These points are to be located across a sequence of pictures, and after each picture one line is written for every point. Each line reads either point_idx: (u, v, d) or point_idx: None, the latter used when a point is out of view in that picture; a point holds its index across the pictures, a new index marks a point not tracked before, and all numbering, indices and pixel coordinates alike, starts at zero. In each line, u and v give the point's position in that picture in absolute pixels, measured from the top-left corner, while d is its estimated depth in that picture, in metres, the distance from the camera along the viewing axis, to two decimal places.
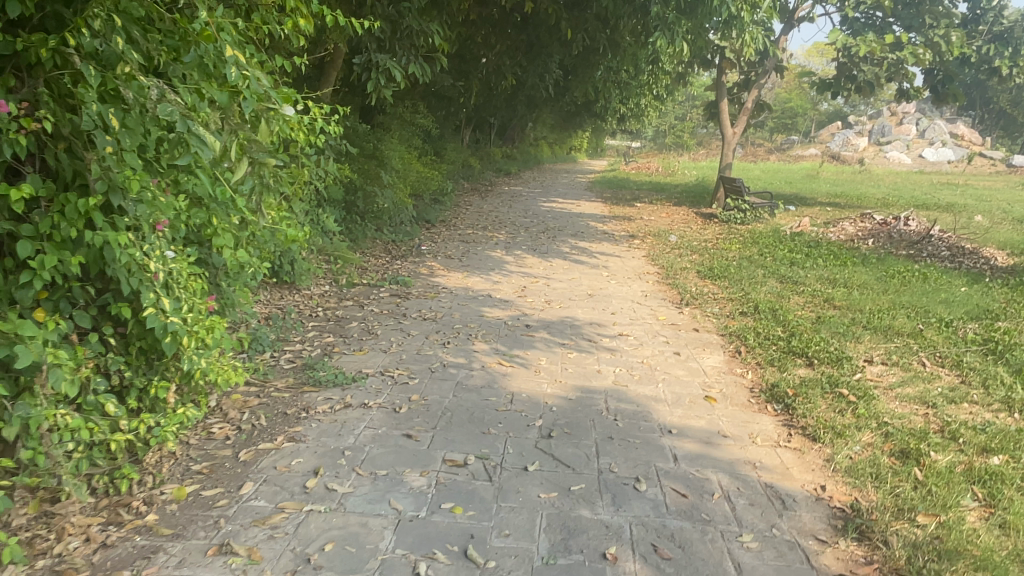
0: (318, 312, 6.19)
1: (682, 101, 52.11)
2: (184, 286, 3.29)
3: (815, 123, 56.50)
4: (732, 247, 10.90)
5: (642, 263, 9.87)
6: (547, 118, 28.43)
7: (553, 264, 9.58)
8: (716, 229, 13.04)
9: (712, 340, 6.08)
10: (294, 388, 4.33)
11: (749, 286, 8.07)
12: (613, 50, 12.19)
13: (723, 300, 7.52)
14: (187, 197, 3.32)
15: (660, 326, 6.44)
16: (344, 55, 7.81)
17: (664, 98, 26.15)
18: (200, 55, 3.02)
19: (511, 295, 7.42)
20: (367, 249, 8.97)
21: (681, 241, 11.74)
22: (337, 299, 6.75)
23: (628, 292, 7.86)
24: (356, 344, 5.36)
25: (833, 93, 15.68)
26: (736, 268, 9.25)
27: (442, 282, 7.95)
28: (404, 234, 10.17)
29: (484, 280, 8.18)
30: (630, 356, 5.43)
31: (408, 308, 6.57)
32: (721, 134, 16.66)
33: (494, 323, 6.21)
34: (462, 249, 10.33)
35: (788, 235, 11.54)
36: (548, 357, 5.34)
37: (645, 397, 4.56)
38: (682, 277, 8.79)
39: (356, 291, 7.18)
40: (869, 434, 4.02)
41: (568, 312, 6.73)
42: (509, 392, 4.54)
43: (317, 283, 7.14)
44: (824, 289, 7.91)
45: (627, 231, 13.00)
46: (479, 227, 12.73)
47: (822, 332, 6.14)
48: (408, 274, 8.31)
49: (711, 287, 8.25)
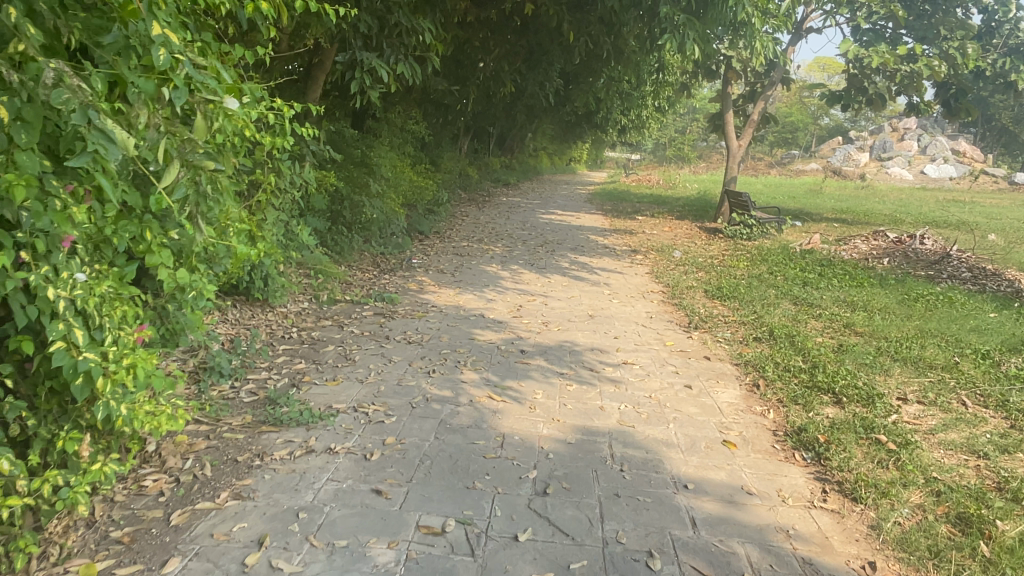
0: (291, 334, 5.62)
1: (682, 114, 51.83)
2: (107, 312, 2.75)
3: (816, 138, 56.23)
4: (740, 265, 10.36)
5: (646, 281, 9.31)
6: (547, 128, 27.98)
7: (551, 280, 9.03)
8: (721, 245, 12.51)
9: (726, 370, 5.52)
10: (250, 428, 3.75)
11: (762, 308, 7.52)
12: (617, 58, 11.70)
13: (735, 323, 6.96)
14: (112, 206, 2.76)
15: (667, 352, 5.87)
16: (331, 55, 7.32)
17: (666, 110, 25.70)
18: (126, 36, 2.49)
19: (506, 315, 6.86)
20: (352, 262, 8.42)
21: (685, 257, 11.22)
22: (315, 319, 6.17)
23: (631, 313, 7.29)
24: (330, 373, 4.77)
25: (842, 106, 15.21)
26: (746, 287, 8.69)
27: (432, 299, 7.38)
28: (394, 246, 9.61)
29: (477, 298, 7.62)
30: (637, 390, 4.85)
31: (392, 329, 5.99)
32: (727, 146, 16.17)
33: (485, 349, 5.63)
34: (455, 263, 9.77)
35: (799, 253, 11.00)
36: (545, 390, 4.76)
37: (655, 441, 3.98)
38: (688, 297, 8.24)
39: (337, 309, 6.61)
40: (918, 493, 3.47)
41: (566, 336, 6.16)
42: (499, 433, 3.95)
43: (294, 300, 6.57)
44: (842, 313, 7.36)
45: (629, 246, 12.45)
46: (474, 239, 12.18)
47: (847, 362, 5.58)
48: (396, 289, 7.75)
49: (721, 308, 7.69)
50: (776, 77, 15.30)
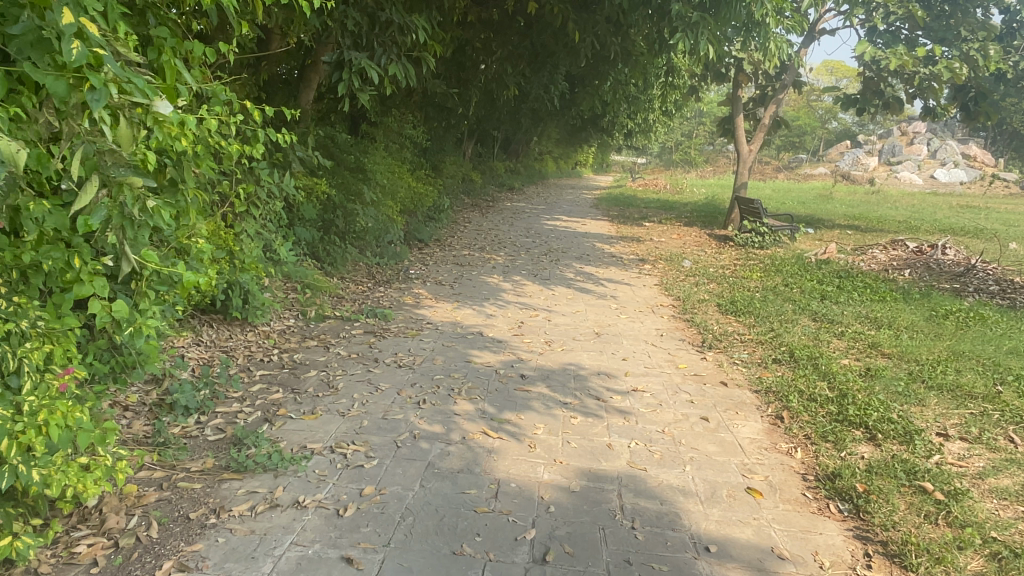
0: (271, 356, 5.17)
1: (689, 117, 51.30)
2: (23, 357, 2.30)
3: (825, 141, 55.65)
4: (753, 275, 9.89)
5: (655, 293, 8.84)
6: (551, 131, 27.51)
7: (555, 293, 8.59)
8: (732, 254, 12.03)
9: (746, 398, 5.06)
10: (209, 475, 3.30)
11: (780, 326, 7.02)
12: (623, 60, 11.22)
13: (752, 343, 6.47)
14: (29, 231, 2.33)
15: (680, 377, 5.38)
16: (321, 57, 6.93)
17: (674, 113, 25.21)
18: (38, 26, 2.05)
19: (506, 333, 6.39)
20: (346, 274, 7.99)
21: (696, 267, 10.75)
22: (300, 338, 5.72)
23: (640, 330, 6.81)
24: (309, 405, 4.31)
25: (857, 111, 14.69)
26: (762, 302, 8.19)
27: (427, 315, 6.93)
28: (391, 256, 9.16)
29: (476, 313, 7.16)
30: (649, 424, 4.37)
31: (381, 351, 5.53)
32: (737, 151, 15.68)
33: (482, 374, 5.16)
34: (454, 273, 9.31)
35: (814, 263, 10.53)
36: (546, 423, 4.31)
37: (671, 489, 3.52)
38: (701, 311, 7.78)
39: (325, 327, 6.16)
40: (977, 559, 3.01)
41: (570, 358, 5.68)
42: (493, 480, 3.49)
43: (279, 317, 6.13)
44: (866, 331, 6.86)
45: (637, 255, 11.97)
46: (476, 248, 11.73)
47: (879, 391, 5.09)
48: (390, 304, 7.32)
49: (736, 325, 7.20)
50: (788, 80, 14.78)
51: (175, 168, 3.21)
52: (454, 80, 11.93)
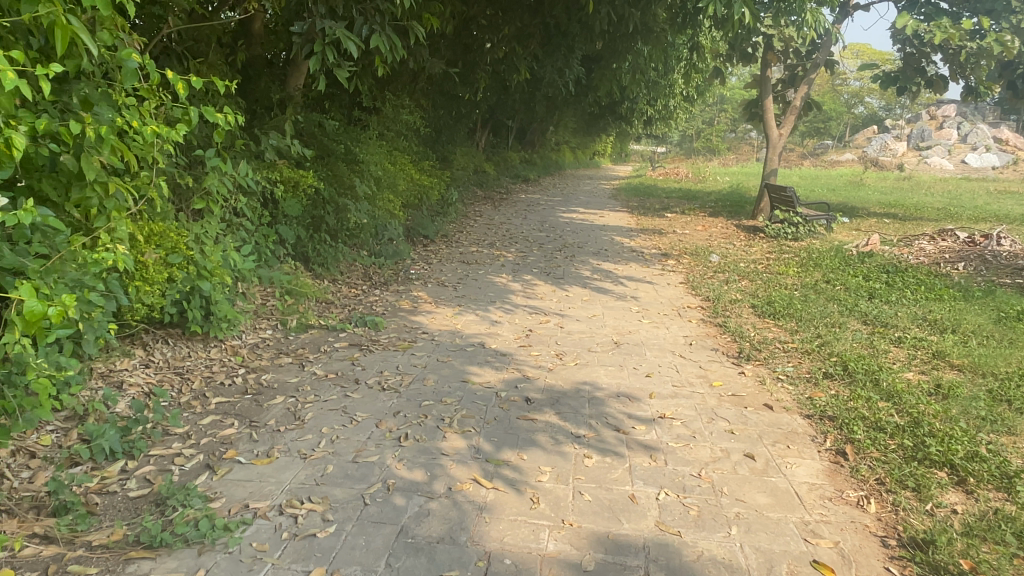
0: (234, 378, 4.41)
1: (711, 105, 49.85)
2: None
3: (851, 128, 53.93)
4: (788, 271, 8.98)
5: (681, 294, 7.97)
6: (568, 120, 26.56)
7: (570, 294, 7.79)
8: (763, 247, 11.12)
9: (797, 425, 4.22)
10: (112, 555, 2.56)
11: (827, 333, 6.13)
12: (642, 37, 10.35)
13: (796, 356, 5.59)
14: None
15: (716, 399, 4.54)
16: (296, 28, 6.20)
17: (694, 99, 24.15)
18: None
19: (511, 345, 5.58)
20: (338, 276, 7.26)
21: (724, 261, 9.87)
22: (272, 354, 4.95)
23: (666, 339, 5.97)
24: (265, 444, 3.53)
25: (897, 90, 13.56)
26: (803, 302, 7.29)
27: (424, 323, 6.14)
28: (390, 255, 8.40)
29: (479, 320, 6.35)
30: (681, 466, 3.54)
31: (365, 369, 4.73)
32: (765, 136, 14.67)
33: (482, 398, 4.35)
34: (460, 273, 8.51)
35: (856, 256, 9.61)
36: (555, 464, 3.50)
37: (715, 565, 2.71)
38: (734, 314, 6.93)
39: (305, 340, 5.39)
40: None
41: (585, 376, 4.84)
42: (484, 553, 2.70)
43: (253, 329, 5.37)
44: (928, 338, 5.96)
45: (659, 249, 11.10)
46: (485, 243, 10.93)
47: (958, 416, 4.22)
48: (385, 309, 6.56)
49: (775, 331, 6.34)
50: (819, 59, 13.72)
51: (69, 159, 2.83)
52: (460, 63, 11.12)
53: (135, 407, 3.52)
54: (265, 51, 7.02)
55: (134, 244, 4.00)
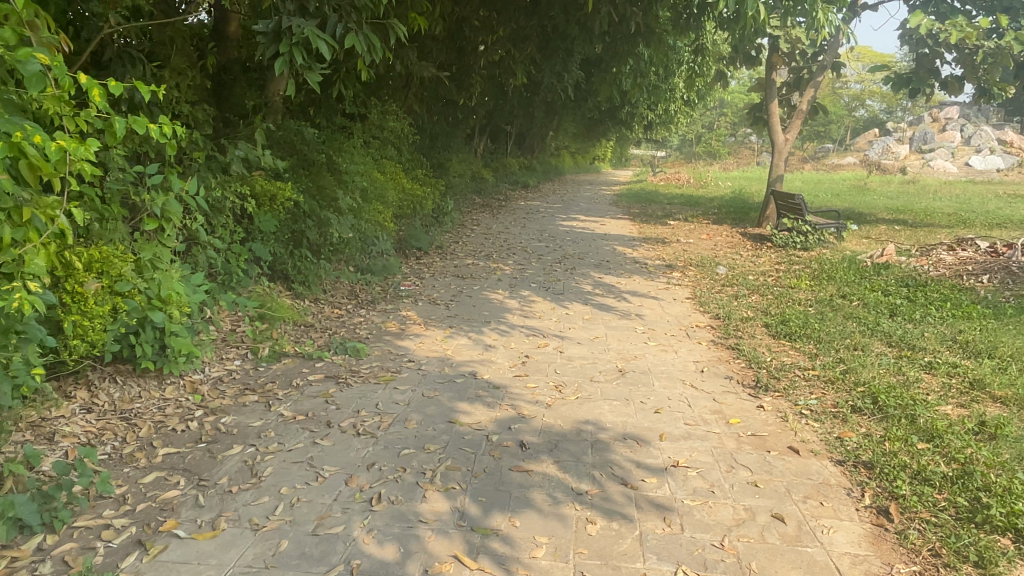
0: (188, 423, 3.89)
1: (711, 109, 49.33)
2: None
3: (852, 131, 53.47)
4: (802, 284, 8.47)
5: (689, 311, 7.45)
6: (567, 125, 26.09)
7: (570, 311, 7.28)
8: (771, 257, 10.61)
9: (829, 474, 3.70)
10: None
11: (851, 358, 5.60)
12: (644, 39, 9.86)
13: (820, 386, 5.07)
14: None
15: (735, 442, 4.01)
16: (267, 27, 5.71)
17: (695, 103, 23.66)
18: None
19: (505, 374, 5.05)
20: (320, 296, 6.76)
21: (732, 274, 9.36)
22: (237, 391, 4.43)
23: (675, 366, 5.45)
24: (212, 510, 3.03)
25: (910, 92, 12.97)
26: (820, 321, 6.77)
27: (410, 348, 5.61)
28: (379, 270, 7.89)
29: (472, 345, 5.82)
30: (698, 533, 3.02)
31: (339, 408, 4.21)
32: (771, 140, 14.16)
33: (470, 443, 3.83)
34: (453, 289, 8.00)
35: (872, 268, 9.10)
36: (551, 532, 2.98)
37: None
38: (747, 334, 6.42)
39: (277, 372, 4.87)
40: None
41: (586, 413, 4.32)
42: None
43: (219, 361, 4.85)
44: (962, 364, 5.44)
45: (663, 260, 10.60)
46: (482, 255, 10.43)
47: (1014, 464, 3.71)
48: (370, 332, 6.05)
49: (793, 354, 5.83)
50: (827, 61, 13.18)
51: None
52: (454, 66, 10.63)
53: (58, 469, 2.94)
54: (239, 54, 6.52)
55: (70, 274, 3.53)
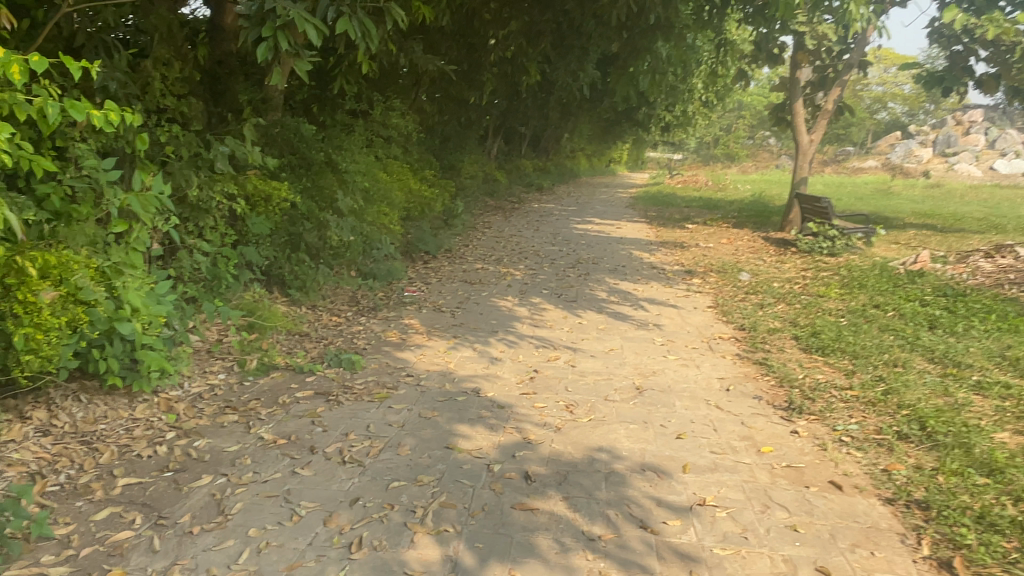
0: (156, 447, 3.50)
1: (730, 111, 48.61)
2: None
3: (873, 134, 52.52)
4: (831, 293, 7.97)
5: (710, 321, 6.97)
6: (583, 126, 25.65)
7: (584, 320, 6.85)
8: (796, 263, 10.10)
9: (879, 516, 3.25)
10: None
11: (892, 377, 5.11)
12: (664, 34, 9.42)
13: (860, 408, 4.59)
14: None
15: (768, 475, 3.56)
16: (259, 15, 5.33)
17: (713, 104, 23.12)
18: None
19: (511, 392, 4.61)
20: (318, 303, 6.38)
21: (755, 280, 8.87)
22: (215, 410, 4.04)
23: (697, 383, 5.00)
24: (167, 557, 2.64)
25: (943, 91, 12.35)
26: (854, 334, 6.27)
27: (410, 361, 5.19)
28: (384, 275, 7.52)
29: (476, 357, 5.40)
30: None
31: (326, 431, 3.80)
32: (795, 141, 13.61)
33: (469, 473, 3.40)
34: (460, 296, 7.59)
35: (905, 275, 8.57)
36: None
37: None
38: (775, 347, 5.95)
39: (263, 388, 4.47)
40: None
41: (600, 439, 3.88)
42: None
43: (202, 375, 4.48)
44: (1016, 384, 4.94)
45: (681, 265, 10.12)
46: (492, 259, 10.02)
47: None
48: (368, 342, 5.66)
49: (827, 370, 5.35)
50: (854, 59, 12.64)
51: None
52: (464, 63, 10.23)
53: None
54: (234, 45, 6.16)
55: (23, 281, 3.12)
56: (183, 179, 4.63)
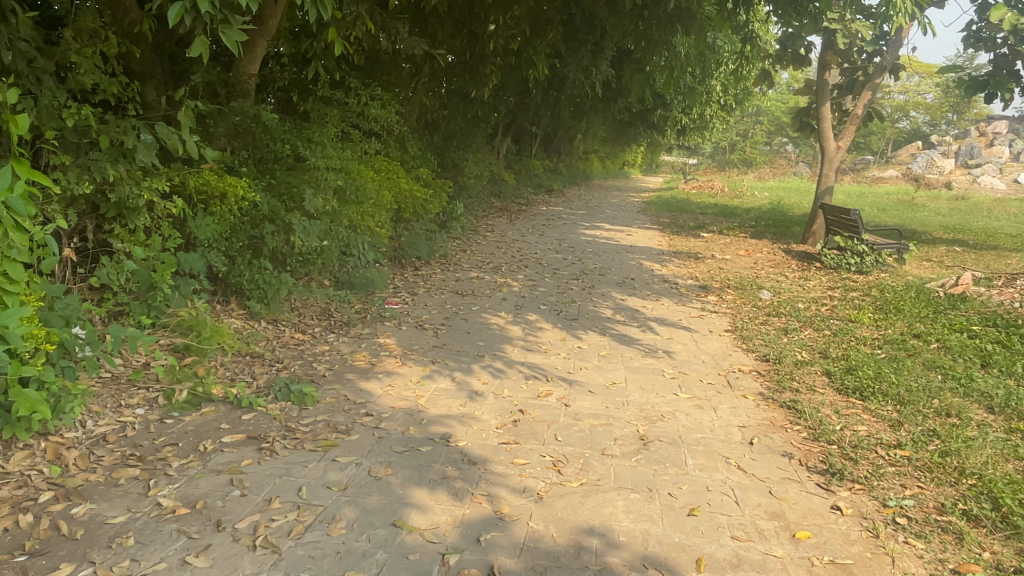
0: (19, 517, 2.76)
1: (748, 116, 47.51)
2: None
3: (894, 143, 51.32)
4: (865, 318, 7.09)
5: (728, 348, 6.13)
6: (597, 128, 24.84)
7: (584, 344, 6.03)
8: (822, 281, 9.23)
9: None
10: None
11: (948, 431, 4.24)
12: (683, 26, 8.51)
13: (913, 476, 3.72)
14: None
15: None
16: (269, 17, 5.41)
17: (732, 107, 22.20)
18: None
19: (488, 441, 3.80)
20: (281, 317, 5.59)
21: (778, 300, 8.02)
22: (115, 461, 3.27)
23: (714, 433, 4.16)
24: None
25: (985, 96, 11.30)
26: (896, 371, 5.40)
27: (374, 395, 4.38)
28: (363, 284, 6.69)
29: (454, 390, 4.60)
30: None
31: (245, 497, 3.00)
32: (821, 148, 12.71)
33: (415, 569, 2.60)
34: (447, 310, 6.78)
35: (947, 300, 7.67)
36: None
37: None
38: (804, 386, 5.10)
39: (186, 428, 3.68)
40: None
41: (591, 516, 3.07)
42: None
43: (114, 412, 3.71)
44: None
45: (696, 280, 9.28)
46: (489, 267, 9.20)
47: None
48: (330, 366, 4.86)
49: (869, 419, 4.49)
50: (887, 62, 11.71)
51: None
52: (466, 53, 9.43)
53: None
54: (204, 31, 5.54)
55: None
56: (101, 173, 3.87)
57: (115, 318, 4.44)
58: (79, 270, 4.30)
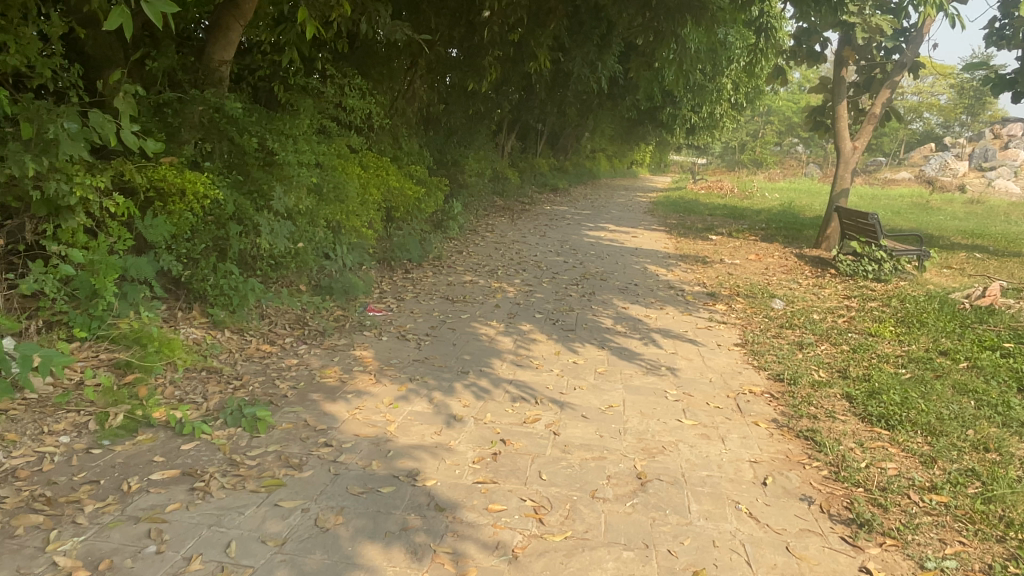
0: None
1: (759, 116, 46.78)
2: None
3: (906, 144, 50.50)
4: (886, 332, 6.53)
5: (738, 365, 5.61)
6: (604, 126, 24.29)
7: (581, 359, 5.51)
8: (838, 289, 8.68)
9: None
10: None
11: (989, 471, 3.71)
12: (693, 16, 7.93)
13: (954, 529, 3.20)
14: None
15: None
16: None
17: (743, 105, 21.60)
18: None
19: (461, 479, 3.30)
20: (248, 325, 5.10)
21: (790, 310, 7.49)
22: (19, 504, 2.79)
23: (722, 470, 3.65)
24: None
25: (1012, 96, 10.76)
26: (925, 395, 4.86)
27: (339, 420, 3.89)
28: (345, 288, 6.19)
29: (429, 415, 4.10)
30: None
31: (160, 555, 2.52)
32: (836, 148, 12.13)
33: None
34: (434, 318, 6.28)
35: (974, 314, 7.11)
36: None
37: None
38: (822, 412, 4.57)
39: (114, 461, 3.20)
40: None
41: None
42: None
43: (32, 442, 3.23)
44: None
45: (703, 286, 8.74)
46: (484, 270, 8.70)
47: None
48: (293, 385, 4.36)
49: (898, 455, 3.96)
50: (907, 59, 11.12)
51: None
52: (462, 44, 8.92)
53: None
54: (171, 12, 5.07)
55: None
56: (24, 166, 3.39)
57: (50, 328, 3.97)
58: (8, 275, 3.84)
